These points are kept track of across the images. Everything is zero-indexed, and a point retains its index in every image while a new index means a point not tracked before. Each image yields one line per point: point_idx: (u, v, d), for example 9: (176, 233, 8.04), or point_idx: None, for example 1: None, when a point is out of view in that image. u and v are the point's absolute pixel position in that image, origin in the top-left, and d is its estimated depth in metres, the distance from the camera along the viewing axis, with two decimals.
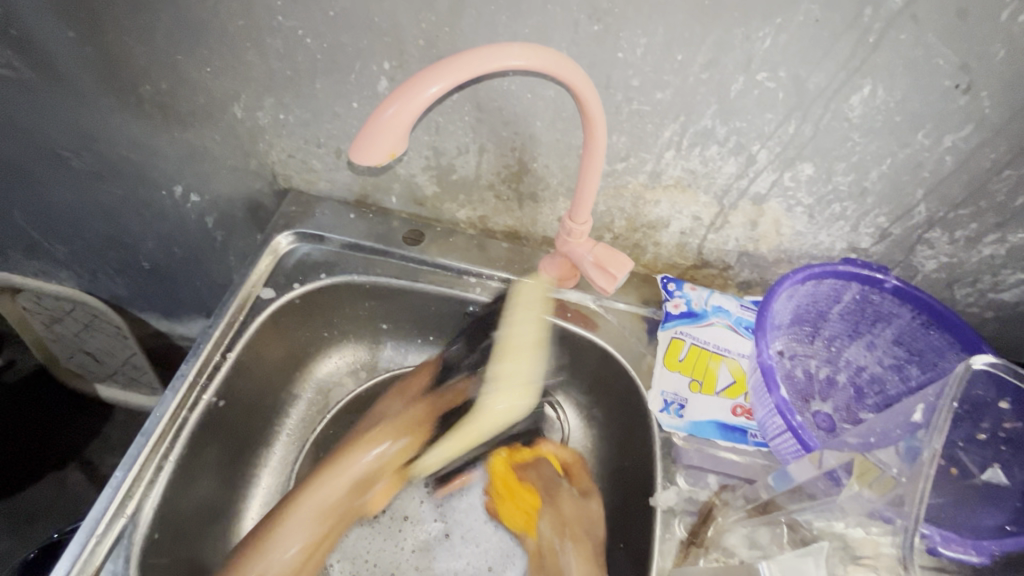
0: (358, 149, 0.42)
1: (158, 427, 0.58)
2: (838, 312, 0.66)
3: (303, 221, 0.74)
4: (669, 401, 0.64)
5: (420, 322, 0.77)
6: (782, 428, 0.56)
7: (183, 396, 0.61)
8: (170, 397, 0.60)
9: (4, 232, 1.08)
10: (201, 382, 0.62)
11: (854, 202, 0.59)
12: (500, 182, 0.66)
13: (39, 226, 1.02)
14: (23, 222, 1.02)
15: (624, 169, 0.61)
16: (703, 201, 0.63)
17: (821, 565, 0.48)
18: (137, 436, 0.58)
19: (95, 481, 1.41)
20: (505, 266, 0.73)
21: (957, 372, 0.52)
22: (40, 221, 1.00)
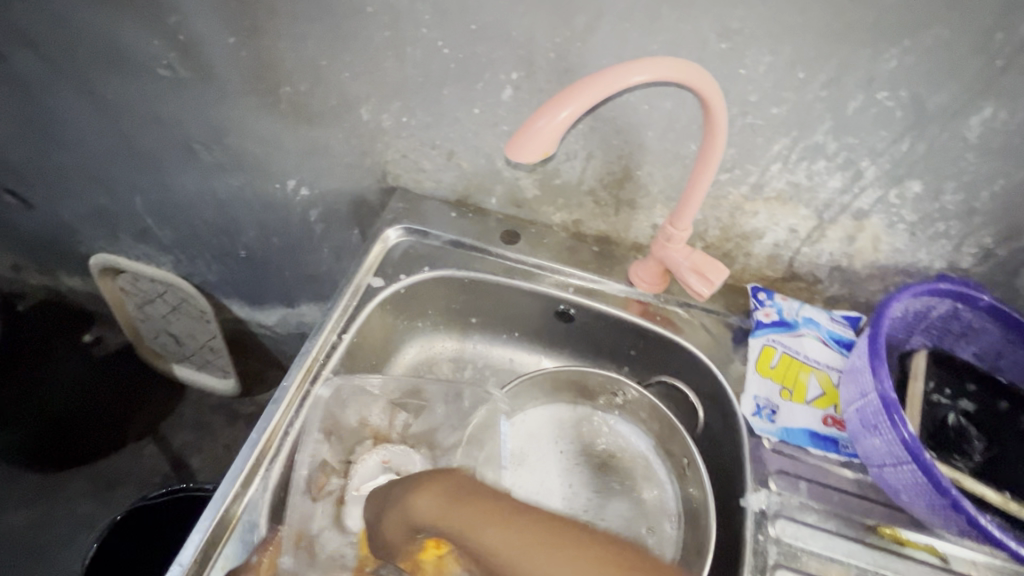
0: (514, 151, 0.47)
1: (287, 395, 0.64)
2: (925, 327, 0.66)
3: (409, 217, 0.80)
4: (761, 406, 0.65)
5: (509, 319, 0.81)
6: (886, 449, 0.54)
7: (307, 370, 0.67)
8: (298, 369, 0.66)
9: (120, 216, 1.18)
10: (321, 358, 0.68)
11: (959, 221, 0.60)
12: (601, 187, 0.70)
13: (157, 212, 1.12)
14: (141, 207, 1.12)
15: (727, 180, 0.64)
16: (802, 215, 0.65)
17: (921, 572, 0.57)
18: (269, 402, 0.64)
19: (168, 454, 1.49)
20: (596, 269, 0.77)
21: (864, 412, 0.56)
22: (158, 207, 1.10)
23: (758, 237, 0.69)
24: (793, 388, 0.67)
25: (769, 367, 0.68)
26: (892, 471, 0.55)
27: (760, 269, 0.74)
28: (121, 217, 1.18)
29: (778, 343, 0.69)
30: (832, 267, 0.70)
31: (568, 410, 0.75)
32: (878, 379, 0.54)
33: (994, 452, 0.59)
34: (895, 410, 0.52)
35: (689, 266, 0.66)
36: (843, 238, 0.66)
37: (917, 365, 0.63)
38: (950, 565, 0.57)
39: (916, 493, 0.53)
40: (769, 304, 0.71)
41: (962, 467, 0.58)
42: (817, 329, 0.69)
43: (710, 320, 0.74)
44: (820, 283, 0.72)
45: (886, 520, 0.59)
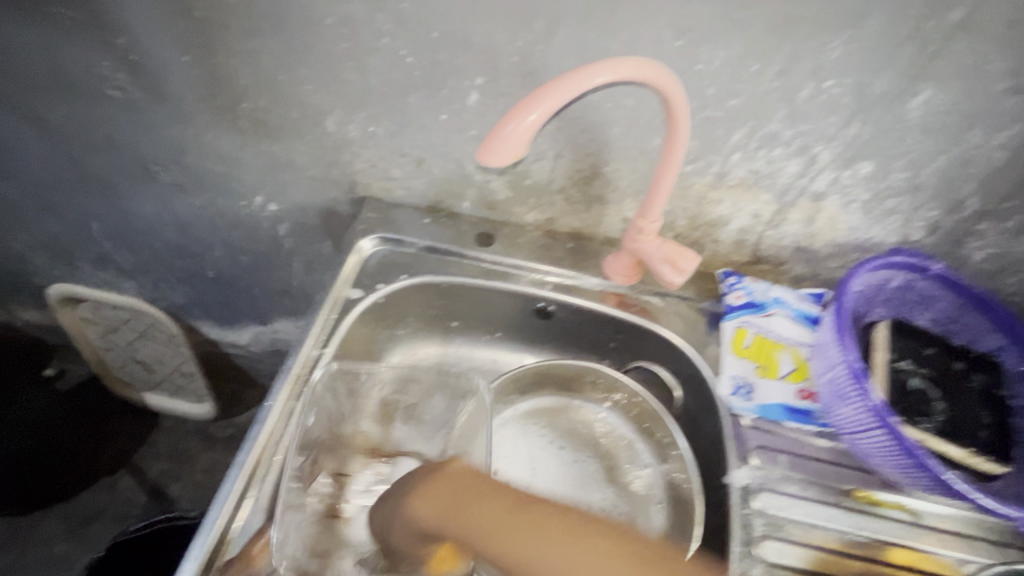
0: (485, 155, 0.47)
1: (273, 414, 0.64)
2: (885, 298, 0.69)
3: (381, 226, 0.80)
4: (739, 385, 0.68)
5: (490, 320, 0.82)
6: (856, 416, 0.57)
7: (291, 387, 0.66)
8: (280, 387, 0.66)
9: (76, 244, 1.14)
10: (304, 374, 0.67)
11: (907, 197, 0.64)
12: (570, 185, 0.72)
13: (116, 238, 1.09)
14: (99, 234, 1.08)
15: (691, 171, 0.66)
16: (763, 200, 0.68)
17: (898, 527, 0.60)
18: (254, 424, 0.63)
19: (145, 485, 1.45)
20: (571, 265, 0.78)
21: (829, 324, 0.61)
22: (117, 232, 1.07)
23: (724, 223, 0.72)
24: (767, 365, 0.69)
25: (743, 347, 0.71)
26: (864, 438, 0.58)
27: (727, 254, 0.76)
28: (78, 244, 1.13)
29: (750, 324, 0.72)
30: (795, 248, 0.73)
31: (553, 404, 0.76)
32: (845, 352, 0.57)
33: (954, 410, 0.63)
34: (863, 380, 0.55)
35: (661, 256, 0.69)
36: (803, 220, 0.69)
37: (880, 335, 0.66)
38: (922, 520, 0.61)
39: (885, 455, 0.56)
40: (739, 288, 0.74)
41: (929, 428, 0.61)
42: (785, 308, 0.72)
43: (684, 307, 0.76)
44: (784, 264, 0.76)
45: (861, 483, 0.63)
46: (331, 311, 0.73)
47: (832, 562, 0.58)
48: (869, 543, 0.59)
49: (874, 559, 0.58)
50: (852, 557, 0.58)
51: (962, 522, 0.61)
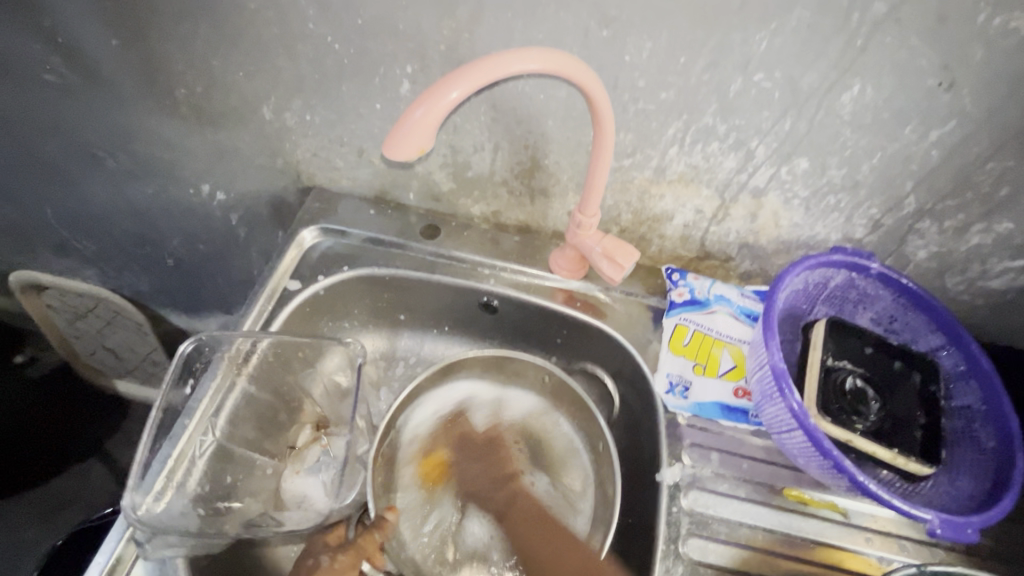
0: (390, 146, 0.46)
1: (200, 407, 0.64)
2: (825, 297, 0.69)
3: (326, 217, 0.79)
4: (674, 383, 0.68)
5: (438, 313, 0.80)
6: (781, 416, 0.57)
7: (220, 379, 0.65)
8: (210, 377, 0.65)
9: (34, 231, 1.13)
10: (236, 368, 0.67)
11: (847, 194, 0.63)
12: (513, 177, 0.71)
13: (72, 226, 1.07)
14: (54, 222, 1.07)
15: (631, 165, 0.65)
16: (705, 195, 0.67)
17: (827, 525, 0.60)
18: (179, 417, 0.63)
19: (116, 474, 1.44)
20: (517, 259, 0.77)
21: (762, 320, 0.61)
22: (72, 221, 1.05)
23: (669, 218, 0.71)
24: (706, 363, 0.69)
25: (682, 345, 0.70)
26: (789, 438, 0.58)
27: (674, 249, 0.75)
28: (35, 232, 1.12)
29: (691, 321, 0.71)
30: (740, 244, 0.72)
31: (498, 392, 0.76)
32: (770, 351, 0.56)
33: (887, 410, 0.63)
34: (785, 380, 0.55)
35: (601, 251, 0.68)
36: (746, 216, 0.68)
37: (818, 335, 0.66)
38: (850, 519, 0.61)
39: (808, 456, 0.56)
40: (682, 284, 0.73)
41: (859, 428, 0.61)
42: (728, 305, 0.72)
43: (629, 303, 0.75)
44: (731, 261, 0.75)
45: (793, 482, 0.63)
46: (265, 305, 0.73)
47: (757, 561, 0.58)
48: (796, 543, 0.59)
49: (799, 557, 0.58)
50: (778, 555, 0.58)
51: (891, 522, 0.61)
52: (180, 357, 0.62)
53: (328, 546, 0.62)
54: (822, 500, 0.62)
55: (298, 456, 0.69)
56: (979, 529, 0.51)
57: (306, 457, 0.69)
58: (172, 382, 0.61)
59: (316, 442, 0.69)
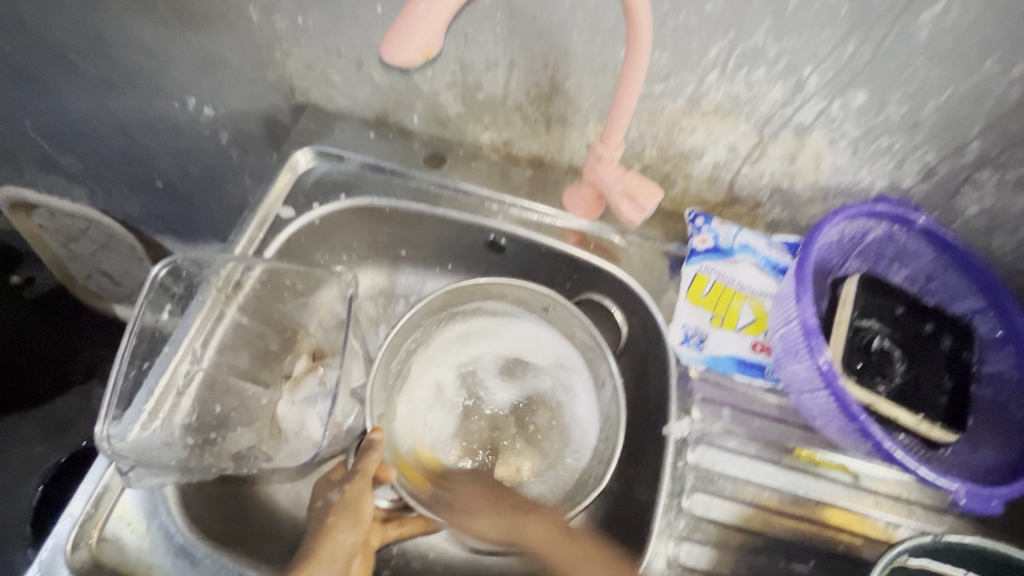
0: (390, 46, 0.40)
1: (187, 336, 0.60)
2: (859, 251, 0.64)
3: (322, 139, 0.72)
4: (690, 334, 0.64)
5: (441, 249, 0.75)
6: (805, 375, 0.53)
7: (209, 308, 0.61)
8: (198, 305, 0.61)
9: (14, 144, 1.05)
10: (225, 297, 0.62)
11: (903, 136, 0.56)
12: (528, 102, 0.63)
13: (54, 142, 1.00)
14: (34, 136, 1.00)
15: (662, 92, 0.58)
16: (741, 131, 0.60)
17: (838, 485, 0.58)
18: (165, 345, 0.59)
19: None
20: (528, 195, 0.71)
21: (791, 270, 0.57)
22: (51, 134, 0.98)
23: (697, 156, 0.64)
24: (724, 315, 0.65)
25: (700, 295, 0.66)
26: (810, 397, 0.54)
27: (699, 192, 0.69)
28: (16, 145, 1.05)
29: (712, 270, 0.66)
30: (773, 190, 0.66)
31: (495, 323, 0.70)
32: (802, 306, 0.52)
33: (914, 374, 0.59)
34: (814, 336, 0.51)
35: (621, 189, 0.61)
36: (784, 157, 0.62)
37: (848, 291, 0.61)
38: (861, 482, 0.59)
39: (829, 417, 0.53)
40: (706, 230, 0.68)
41: (883, 391, 0.57)
42: (752, 255, 0.66)
43: (646, 247, 0.70)
44: (761, 208, 0.69)
45: (805, 442, 0.60)
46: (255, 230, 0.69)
47: (760, 519, 0.56)
48: (802, 502, 0.57)
49: (805, 517, 0.57)
50: (783, 514, 0.57)
51: (903, 487, 0.59)
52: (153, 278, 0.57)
53: (333, 483, 0.59)
54: (835, 460, 0.59)
55: (293, 385, 0.66)
56: (1003, 501, 0.48)
57: (305, 386, 0.66)
58: (147, 304, 0.56)
59: (312, 371, 0.66)
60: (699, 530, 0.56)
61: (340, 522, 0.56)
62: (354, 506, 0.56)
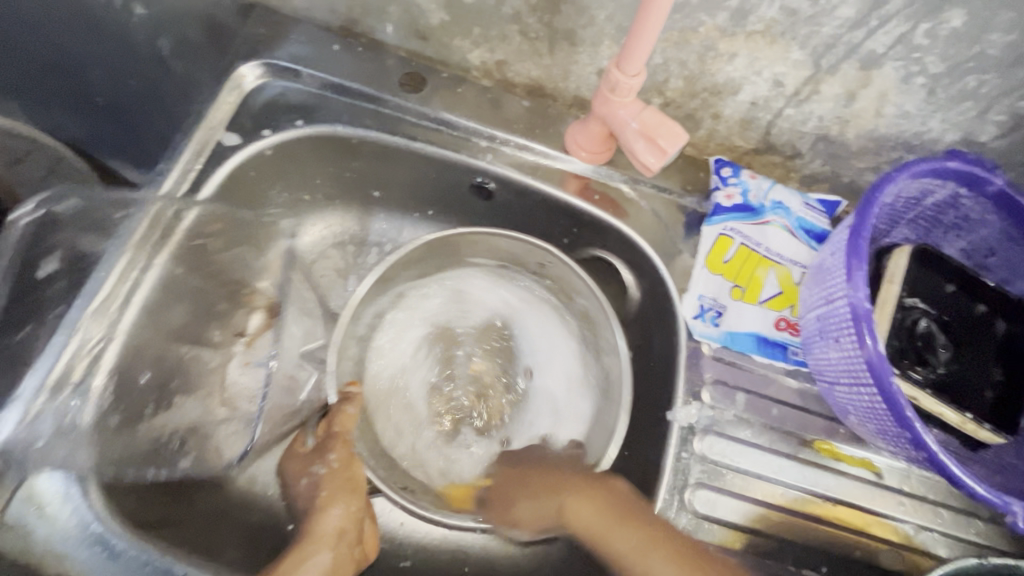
0: None
1: (104, 288, 0.49)
2: (913, 217, 0.54)
3: (275, 50, 0.59)
4: (705, 307, 0.55)
5: (419, 192, 0.64)
6: (846, 366, 0.45)
7: (132, 255, 0.50)
8: (118, 250, 0.50)
9: None
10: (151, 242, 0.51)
11: (997, 75, 0.44)
12: (529, 11, 0.50)
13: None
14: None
15: (700, 2, 0.45)
16: (793, 60, 0.48)
17: (858, 481, 0.52)
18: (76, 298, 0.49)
19: None
20: (523, 131, 0.60)
21: (838, 239, 0.47)
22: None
23: (732, 92, 0.53)
24: (746, 285, 0.55)
25: (721, 261, 0.56)
26: (846, 391, 0.46)
27: (728, 136, 0.58)
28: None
29: (736, 232, 0.56)
30: (818, 137, 0.55)
31: (485, 281, 0.61)
32: (853, 285, 0.43)
33: (961, 363, 0.51)
34: (864, 323, 0.42)
35: (637, 128, 0.50)
36: (839, 97, 0.50)
37: (896, 265, 0.52)
38: (884, 479, 0.52)
39: (867, 415, 0.45)
40: (732, 184, 0.57)
41: (925, 384, 0.50)
42: (785, 216, 0.56)
43: (659, 201, 0.59)
44: (798, 158, 0.58)
45: (825, 433, 0.53)
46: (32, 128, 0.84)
47: (768, 518, 0.50)
48: (818, 501, 0.51)
49: (819, 518, 0.50)
50: (796, 514, 0.50)
51: (929, 485, 0.52)
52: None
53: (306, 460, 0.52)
54: (858, 454, 0.52)
55: (247, 344, 0.55)
56: None
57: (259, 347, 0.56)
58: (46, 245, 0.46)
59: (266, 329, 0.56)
60: (702, 530, 0.49)
61: (342, 492, 0.48)
62: (346, 469, 0.50)
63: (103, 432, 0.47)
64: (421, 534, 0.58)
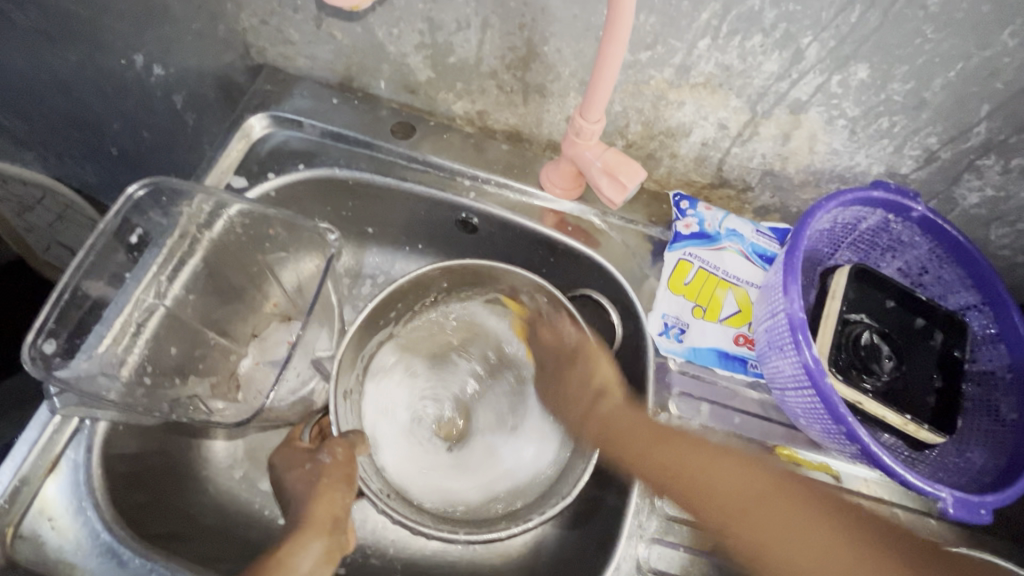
0: None
1: (119, 318, 0.53)
2: (851, 240, 0.60)
3: (280, 104, 0.67)
4: (670, 325, 0.60)
5: (409, 227, 0.70)
6: (790, 373, 0.50)
7: (147, 285, 0.54)
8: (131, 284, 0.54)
9: None
10: (164, 274, 0.55)
11: (905, 117, 0.52)
12: (504, 68, 0.58)
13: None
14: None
15: (649, 60, 0.53)
16: (733, 107, 0.55)
17: (819, 485, 0.55)
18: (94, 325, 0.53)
19: None
20: (503, 171, 0.66)
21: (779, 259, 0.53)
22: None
23: (685, 134, 0.60)
24: (707, 305, 0.61)
25: (683, 283, 0.62)
26: (793, 396, 0.51)
27: (686, 173, 0.65)
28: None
29: (696, 257, 0.62)
30: (764, 172, 0.62)
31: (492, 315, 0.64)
32: (789, 299, 0.48)
33: (903, 371, 0.56)
34: (801, 332, 0.48)
35: (600, 166, 0.57)
36: (776, 137, 0.57)
37: (838, 283, 0.58)
38: (842, 482, 0.56)
39: (812, 417, 0.50)
40: (691, 215, 0.63)
41: (871, 389, 0.54)
42: (739, 242, 0.62)
43: (627, 231, 0.66)
44: (750, 191, 0.65)
45: (784, 440, 0.57)
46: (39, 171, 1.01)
47: None
48: None
49: None
50: None
51: (885, 487, 0.56)
52: (127, 200, 0.53)
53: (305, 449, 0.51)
54: (816, 459, 0.56)
55: (260, 345, 0.59)
56: (993, 510, 0.46)
57: (273, 348, 0.58)
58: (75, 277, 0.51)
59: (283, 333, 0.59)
60: (672, 531, 0.53)
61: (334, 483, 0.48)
62: (346, 465, 0.49)
63: (112, 453, 0.51)
64: (411, 549, 0.61)
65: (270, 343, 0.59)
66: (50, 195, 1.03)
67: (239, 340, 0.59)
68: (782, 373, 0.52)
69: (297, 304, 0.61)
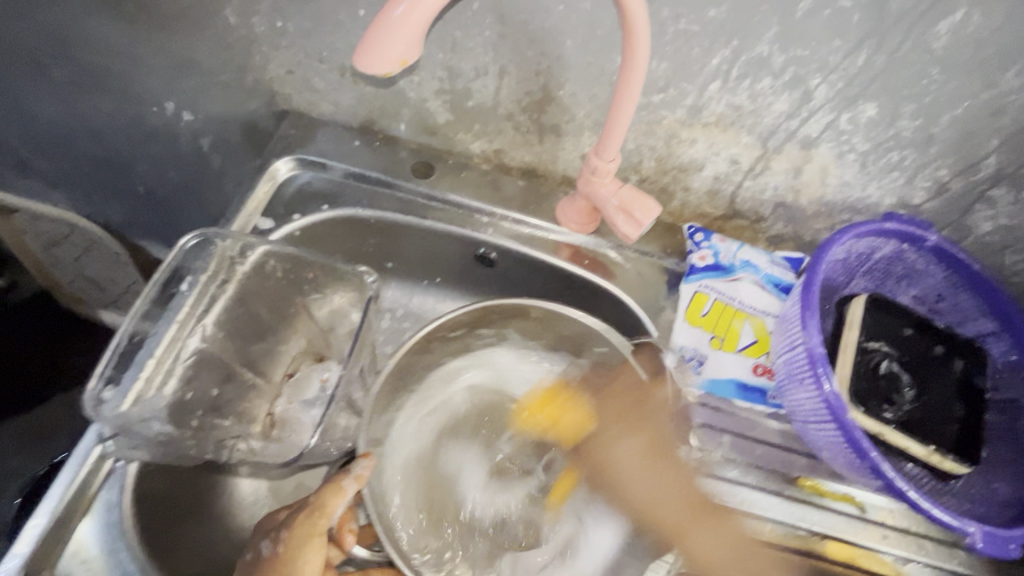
0: (364, 56, 0.38)
1: (153, 357, 0.54)
2: (867, 270, 0.61)
3: (305, 147, 0.69)
4: (689, 357, 0.61)
5: (429, 263, 0.72)
6: (812, 408, 0.51)
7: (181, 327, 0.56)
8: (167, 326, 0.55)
9: None
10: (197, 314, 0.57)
11: (915, 151, 0.53)
12: (520, 111, 0.60)
13: (19, 153, 0.94)
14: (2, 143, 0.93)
15: (661, 102, 0.54)
16: (744, 143, 0.57)
17: (844, 517, 0.55)
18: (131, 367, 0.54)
19: None
20: (520, 208, 0.68)
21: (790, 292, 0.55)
22: (18, 145, 0.92)
23: (697, 169, 0.61)
24: (724, 336, 0.62)
25: (700, 315, 0.62)
26: (816, 429, 0.52)
27: (699, 205, 0.66)
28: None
29: (712, 288, 0.63)
30: (777, 203, 0.63)
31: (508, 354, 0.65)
32: (807, 334, 0.49)
33: (925, 401, 0.56)
34: (822, 367, 0.48)
35: (617, 204, 0.58)
36: (788, 171, 0.58)
37: (855, 313, 0.59)
38: (866, 513, 0.56)
39: (836, 451, 0.51)
40: (705, 246, 0.65)
41: (894, 421, 0.54)
42: (754, 272, 0.63)
43: (642, 263, 0.67)
44: (763, 222, 0.66)
45: (807, 471, 0.57)
46: (66, 207, 1.05)
47: (761, 554, 0.53)
48: (805, 536, 0.54)
49: (809, 552, 0.54)
50: (785, 549, 0.54)
51: (910, 518, 0.56)
52: (177, 251, 0.54)
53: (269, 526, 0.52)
54: (841, 490, 0.56)
55: (293, 384, 0.59)
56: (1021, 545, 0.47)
57: (305, 388, 0.59)
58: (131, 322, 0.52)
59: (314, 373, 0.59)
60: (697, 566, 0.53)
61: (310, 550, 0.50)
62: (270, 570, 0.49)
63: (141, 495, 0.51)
64: None
65: (305, 383, 0.59)
66: (77, 231, 1.08)
67: (269, 377, 0.60)
68: (802, 408, 0.52)
69: (326, 340, 0.61)
